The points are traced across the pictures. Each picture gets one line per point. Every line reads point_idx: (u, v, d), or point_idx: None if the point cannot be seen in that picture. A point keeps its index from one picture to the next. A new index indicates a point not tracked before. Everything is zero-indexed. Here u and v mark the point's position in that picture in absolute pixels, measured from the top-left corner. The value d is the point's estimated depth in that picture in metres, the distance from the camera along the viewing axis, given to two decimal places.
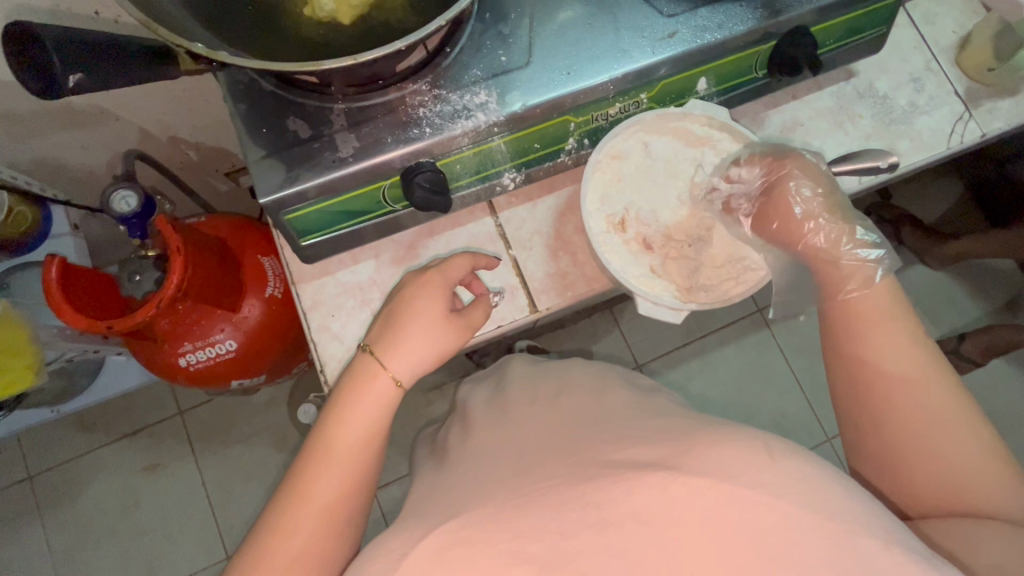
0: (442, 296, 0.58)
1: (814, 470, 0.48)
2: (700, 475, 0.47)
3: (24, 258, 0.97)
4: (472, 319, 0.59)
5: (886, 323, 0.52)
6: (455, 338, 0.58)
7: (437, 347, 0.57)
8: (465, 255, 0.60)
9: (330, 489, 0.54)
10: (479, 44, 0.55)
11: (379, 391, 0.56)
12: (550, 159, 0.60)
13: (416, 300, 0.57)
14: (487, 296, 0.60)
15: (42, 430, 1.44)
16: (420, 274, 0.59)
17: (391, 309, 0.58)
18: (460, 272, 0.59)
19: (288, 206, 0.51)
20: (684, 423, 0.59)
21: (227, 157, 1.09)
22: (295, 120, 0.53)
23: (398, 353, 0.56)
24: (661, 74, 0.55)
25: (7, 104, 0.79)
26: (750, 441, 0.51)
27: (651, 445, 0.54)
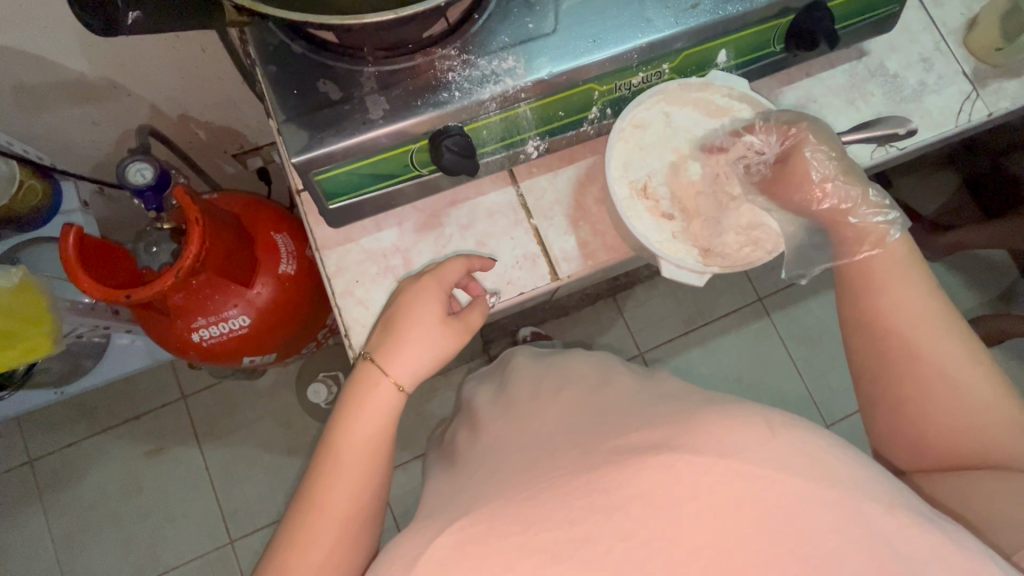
0: (439, 300, 0.58)
1: (818, 441, 0.49)
2: (700, 453, 0.47)
3: (34, 233, 0.97)
4: (469, 321, 0.60)
5: (897, 283, 0.56)
6: (453, 342, 0.59)
7: (435, 352, 0.58)
8: (460, 257, 0.60)
9: (341, 497, 0.54)
10: (507, 11, 0.56)
11: (382, 398, 0.57)
12: (573, 128, 0.61)
13: (411, 306, 0.58)
14: (484, 297, 0.61)
15: (43, 414, 1.43)
16: (415, 279, 0.60)
17: (388, 314, 0.59)
18: (455, 275, 0.60)
19: (318, 166, 0.52)
20: (697, 404, 0.59)
21: (237, 138, 1.09)
22: (325, 82, 0.53)
23: (400, 357, 0.57)
24: (679, 47, 0.56)
25: (23, 75, 0.78)
26: (751, 418, 0.51)
27: (652, 429, 0.54)
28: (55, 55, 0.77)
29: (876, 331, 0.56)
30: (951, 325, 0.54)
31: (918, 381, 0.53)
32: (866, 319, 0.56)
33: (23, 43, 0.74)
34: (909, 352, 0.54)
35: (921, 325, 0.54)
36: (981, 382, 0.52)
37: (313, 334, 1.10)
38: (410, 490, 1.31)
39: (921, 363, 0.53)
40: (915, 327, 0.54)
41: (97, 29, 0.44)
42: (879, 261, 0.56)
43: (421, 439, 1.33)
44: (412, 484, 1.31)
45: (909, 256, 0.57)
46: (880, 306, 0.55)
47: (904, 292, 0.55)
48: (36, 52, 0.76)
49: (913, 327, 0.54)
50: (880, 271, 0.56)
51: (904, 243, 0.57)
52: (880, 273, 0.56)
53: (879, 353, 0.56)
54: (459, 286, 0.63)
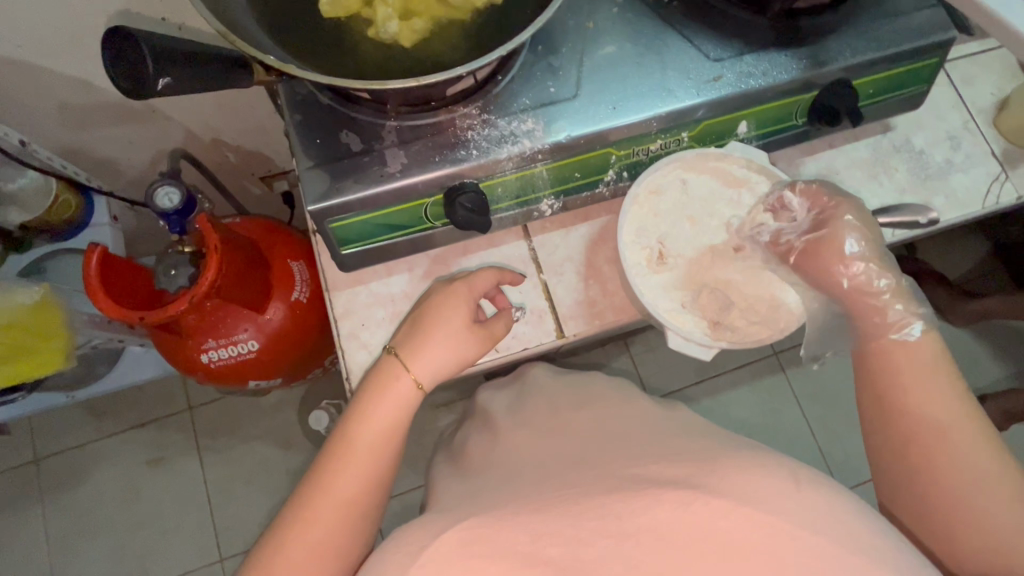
0: (467, 305, 0.58)
1: (843, 505, 0.46)
2: (721, 496, 0.45)
3: (64, 243, 1.00)
4: (494, 331, 0.60)
5: (927, 380, 0.53)
6: (476, 348, 0.58)
7: (457, 354, 0.57)
8: (491, 269, 0.61)
9: (349, 484, 0.53)
10: (529, 74, 0.57)
11: (399, 393, 0.56)
12: (588, 189, 0.62)
13: (438, 308, 0.58)
14: (509, 311, 0.61)
15: (52, 415, 1.45)
16: (446, 283, 0.60)
17: (417, 314, 0.59)
18: (485, 285, 0.60)
19: (333, 215, 0.53)
20: (711, 446, 0.57)
21: (265, 162, 1.12)
22: (348, 133, 0.54)
23: (423, 355, 0.56)
24: (698, 116, 0.57)
25: (68, 97, 0.83)
26: (778, 469, 0.48)
27: (678, 463, 0.52)
28: (97, 78, 0.81)
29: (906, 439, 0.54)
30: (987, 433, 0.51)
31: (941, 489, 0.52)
32: (881, 414, 0.55)
33: (73, 67, 0.78)
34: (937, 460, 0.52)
35: (945, 428, 0.52)
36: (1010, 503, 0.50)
37: (319, 361, 1.11)
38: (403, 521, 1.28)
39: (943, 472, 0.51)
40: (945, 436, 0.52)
41: (131, 95, 0.45)
42: (903, 359, 0.54)
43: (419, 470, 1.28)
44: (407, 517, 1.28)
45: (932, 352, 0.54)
46: (903, 404, 0.54)
47: (932, 396, 0.53)
48: (82, 76, 0.80)
49: (939, 435, 0.52)
50: (895, 364, 0.54)
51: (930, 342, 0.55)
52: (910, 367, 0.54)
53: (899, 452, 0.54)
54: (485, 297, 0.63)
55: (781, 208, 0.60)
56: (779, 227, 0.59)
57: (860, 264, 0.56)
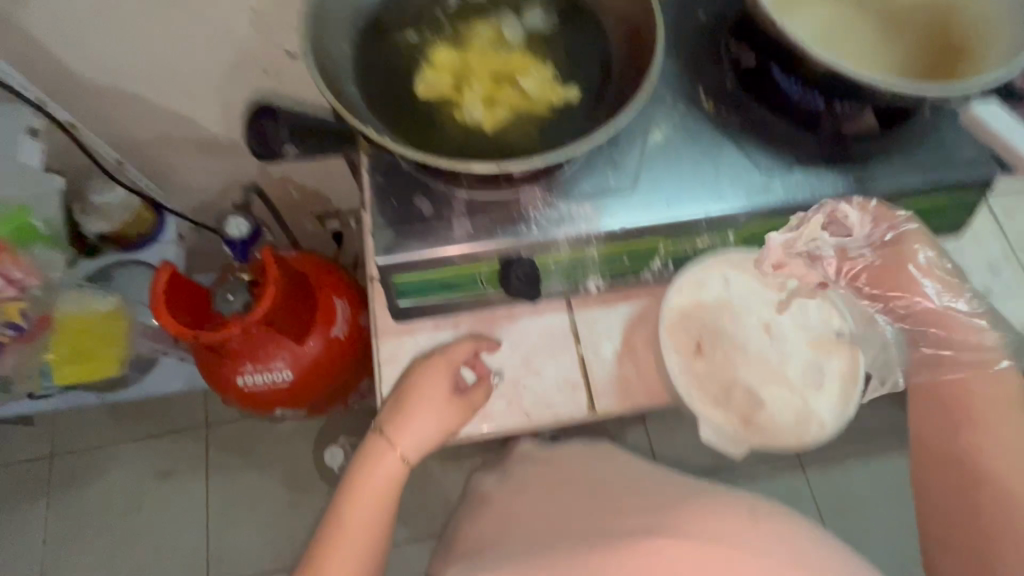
0: (446, 381, 0.62)
1: (797, 528, 0.51)
2: (686, 538, 0.50)
3: (130, 255, 1.07)
4: (473, 401, 0.63)
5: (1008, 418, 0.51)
6: (456, 419, 0.62)
7: (437, 428, 0.62)
8: (469, 340, 0.64)
9: (345, 564, 0.58)
10: (593, 164, 0.62)
11: (388, 467, 0.62)
12: (634, 274, 0.65)
13: (417, 385, 0.62)
14: (489, 379, 0.64)
15: (76, 413, 1.49)
16: (425, 357, 0.64)
17: (399, 390, 0.64)
18: (463, 355, 0.64)
19: (399, 270, 0.58)
20: (682, 488, 0.62)
21: (324, 201, 1.20)
22: (421, 199, 0.60)
23: (407, 431, 0.62)
24: (742, 221, 0.60)
25: (167, 128, 0.92)
26: (736, 505, 0.53)
27: (644, 514, 0.57)
28: (195, 114, 0.90)
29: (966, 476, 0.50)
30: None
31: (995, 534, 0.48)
32: (940, 435, 0.53)
33: (177, 103, 0.87)
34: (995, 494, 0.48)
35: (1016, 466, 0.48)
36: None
37: (343, 398, 1.13)
38: None
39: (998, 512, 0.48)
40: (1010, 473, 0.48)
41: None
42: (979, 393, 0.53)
43: (419, 525, 1.23)
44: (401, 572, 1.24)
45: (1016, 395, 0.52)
46: (973, 426, 0.51)
47: (1006, 429, 0.50)
48: (183, 112, 0.89)
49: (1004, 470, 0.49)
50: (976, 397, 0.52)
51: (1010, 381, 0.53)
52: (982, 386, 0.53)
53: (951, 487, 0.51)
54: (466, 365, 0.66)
55: (837, 220, 0.59)
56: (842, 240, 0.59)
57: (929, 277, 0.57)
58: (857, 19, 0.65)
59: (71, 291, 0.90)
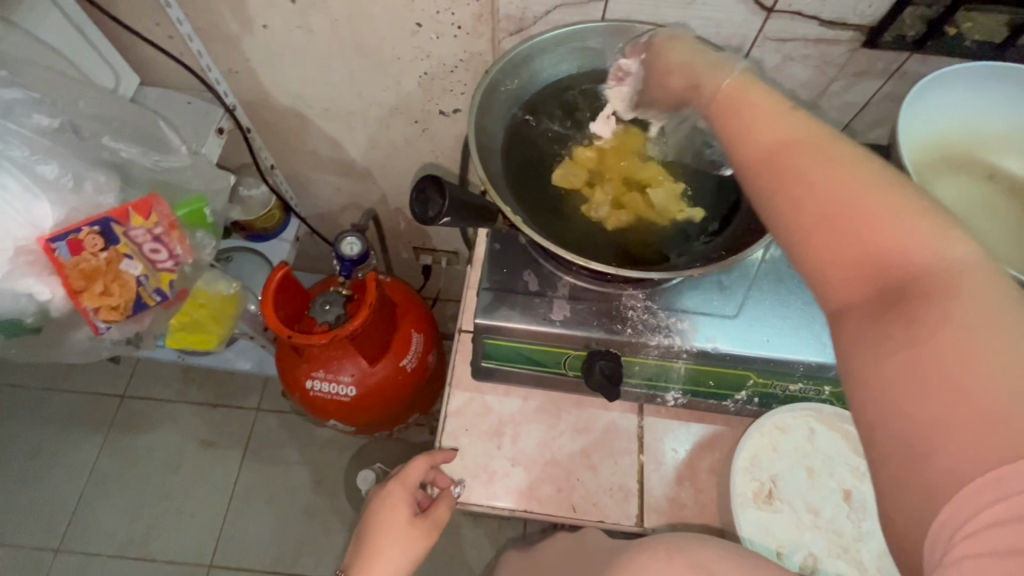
0: (403, 504, 0.60)
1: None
2: None
3: (252, 244, 1.20)
4: (438, 517, 0.60)
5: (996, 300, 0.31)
6: (423, 538, 0.59)
7: (405, 554, 0.57)
8: (421, 457, 0.62)
9: None
10: (699, 283, 0.63)
11: None
12: (715, 398, 0.64)
13: (378, 518, 0.59)
14: (450, 491, 0.61)
15: (156, 365, 1.63)
16: (382, 489, 0.62)
17: (360, 532, 0.60)
18: (419, 474, 0.61)
19: (493, 333, 0.61)
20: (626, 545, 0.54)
21: (425, 237, 1.28)
22: (530, 273, 0.63)
23: (372, 570, 0.56)
24: (832, 374, 0.59)
25: (320, 146, 1.04)
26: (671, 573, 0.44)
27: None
28: (347, 142, 1.02)
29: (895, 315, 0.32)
30: (1016, 288, 0.31)
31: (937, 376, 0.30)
32: (840, 243, 0.35)
33: (337, 130, 0.99)
34: (934, 310, 0.31)
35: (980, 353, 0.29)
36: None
37: (391, 426, 1.16)
38: None
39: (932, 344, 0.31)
40: (946, 269, 0.33)
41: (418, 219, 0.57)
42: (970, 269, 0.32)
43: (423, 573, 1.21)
44: None
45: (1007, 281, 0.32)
46: (817, 192, 0.37)
47: (915, 220, 0.34)
48: (339, 138, 1.01)
49: (940, 268, 0.33)
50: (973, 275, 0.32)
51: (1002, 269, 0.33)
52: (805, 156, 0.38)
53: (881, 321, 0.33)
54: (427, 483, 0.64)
55: None
56: None
57: None
58: (1008, 205, 0.63)
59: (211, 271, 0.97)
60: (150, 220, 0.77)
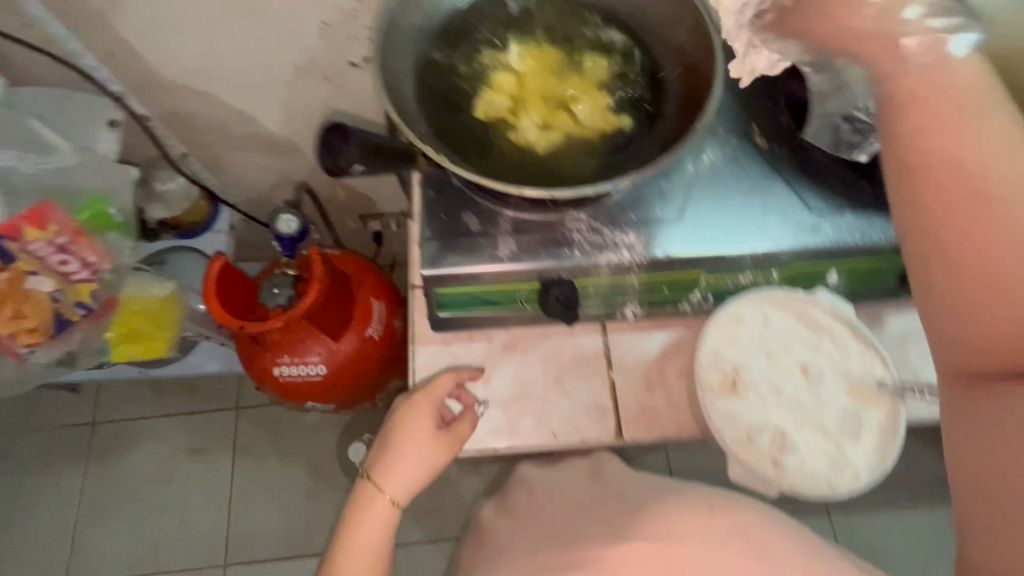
0: (430, 413, 0.62)
1: (747, 521, 0.58)
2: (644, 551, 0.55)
3: (183, 241, 1.13)
4: (459, 433, 0.62)
5: None
6: (443, 453, 0.62)
7: (427, 464, 0.61)
8: (449, 372, 0.64)
9: None
10: (640, 192, 0.62)
11: (378, 515, 0.59)
12: (672, 303, 0.65)
13: (403, 422, 0.62)
14: (474, 410, 0.64)
15: (119, 385, 1.57)
16: (407, 396, 0.64)
17: (385, 432, 0.63)
18: (444, 390, 0.63)
19: (444, 282, 0.60)
20: (654, 493, 0.64)
21: (367, 203, 1.23)
22: (469, 214, 0.61)
23: (394, 474, 0.60)
24: (784, 259, 0.60)
25: (231, 124, 0.96)
26: (692, 502, 0.60)
27: (608, 529, 0.60)
28: (259, 114, 0.94)
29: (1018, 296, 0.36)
30: None
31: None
32: (972, 281, 0.38)
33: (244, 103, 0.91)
34: None
35: None
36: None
37: (372, 395, 1.16)
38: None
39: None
40: None
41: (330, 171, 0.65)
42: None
43: (432, 527, 1.25)
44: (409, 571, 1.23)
45: None
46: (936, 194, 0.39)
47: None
48: (249, 110, 0.93)
49: None
50: None
51: None
52: (937, 107, 0.39)
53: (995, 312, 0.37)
54: (451, 396, 0.65)
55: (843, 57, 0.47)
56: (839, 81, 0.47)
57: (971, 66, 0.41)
58: None
59: (143, 274, 0.94)
60: (46, 230, 0.74)
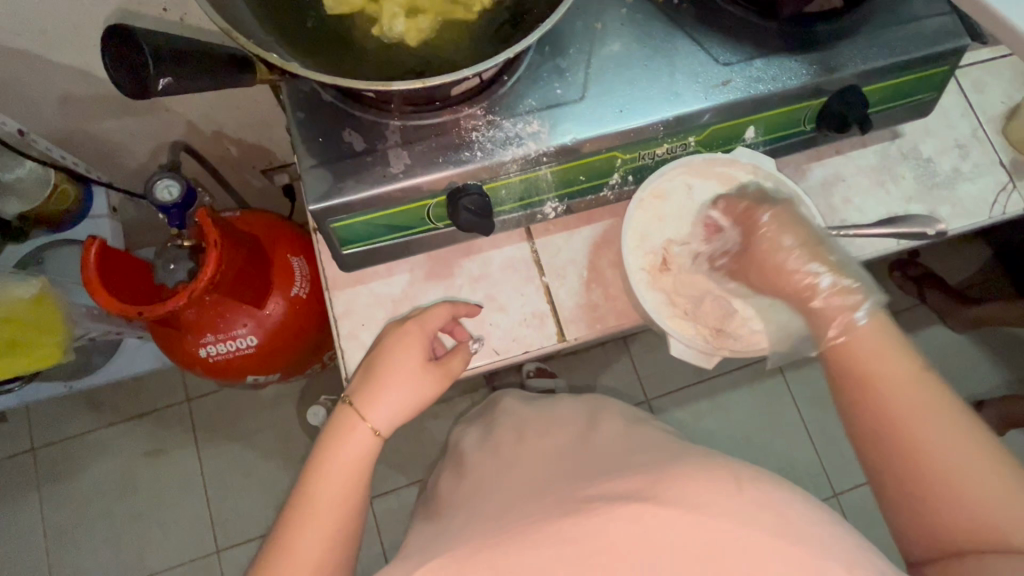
0: (421, 345, 0.57)
1: (783, 496, 0.53)
2: (669, 506, 0.52)
3: (62, 234, 1.00)
4: (451, 368, 0.58)
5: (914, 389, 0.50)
6: (433, 386, 0.57)
7: (417, 397, 0.57)
8: (444, 304, 0.59)
9: (313, 549, 0.53)
10: (536, 75, 0.56)
11: (360, 443, 0.56)
12: (592, 192, 0.61)
13: (390, 353, 0.57)
14: (467, 345, 0.60)
15: (50, 405, 1.45)
16: (399, 324, 0.59)
17: (371, 359, 0.58)
18: (438, 322, 0.59)
19: (336, 214, 0.53)
20: (662, 455, 0.63)
21: (266, 155, 1.10)
22: (350, 132, 0.54)
23: (381, 405, 0.56)
24: (706, 120, 0.56)
25: (68, 87, 0.80)
26: (718, 472, 0.55)
27: (625, 478, 0.58)
28: (98, 72, 0.79)
29: (823, 352, 0.55)
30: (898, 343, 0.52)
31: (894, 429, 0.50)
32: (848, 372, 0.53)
33: (73, 59, 0.75)
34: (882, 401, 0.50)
35: (922, 424, 0.49)
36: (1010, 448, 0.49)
37: (318, 357, 1.10)
38: (400, 522, 1.24)
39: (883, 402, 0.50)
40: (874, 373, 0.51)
41: (129, 93, 0.45)
42: (862, 351, 0.52)
43: (414, 468, 1.27)
44: (400, 514, 1.25)
45: (886, 343, 0.52)
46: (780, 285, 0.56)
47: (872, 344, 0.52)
48: (82, 67, 0.77)
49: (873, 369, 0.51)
50: (863, 355, 0.52)
51: (879, 324, 0.53)
52: (765, 257, 0.56)
53: (835, 361, 0.54)
54: (442, 330, 0.62)
55: (714, 226, 0.60)
56: (709, 252, 0.60)
57: (813, 264, 0.55)
58: None
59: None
60: None
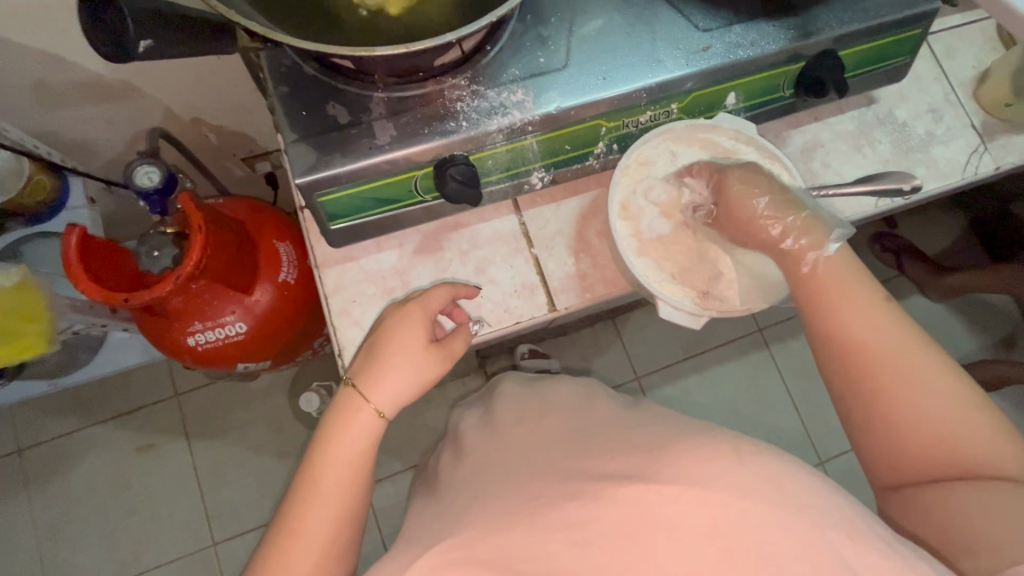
0: (424, 326, 0.57)
1: (783, 468, 0.48)
2: (672, 482, 0.48)
3: (41, 227, 0.98)
4: (453, 349, 0.58)
5: (874, 313, 0.53)
6: (436, 368, 0.57)
7: (417, 378, 0.56)
8: (445, 286, 0.59)
9: (318, 529, 0.52)
10: (519, 44, 0.56)
11: (362, 424, 0.55)
12: (578, 162, 0.62)
13: (392, 333, 0.56)
14: (467, 326, 0.60)
15: (35, 405, 1.42)
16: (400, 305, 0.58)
17: (372, 340, 0.57)
18: (439, 303, 0.58)
19: (323, 187, 0.52)
20: (668, 433, 0.58)
21: (246, 142, 1.08)
22: (334, 105, 0.54)
23: (383, 385, 0.55)
24: (689, 88, 0.57)
25: (40, 74, 0.78)
26: (717, 445, 0.51)
27: (628, 455, 0.55)
28: (70, 56, 0.77)
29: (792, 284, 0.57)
30: (858, 280, 0.55)
31: (863, 361, 0.52)
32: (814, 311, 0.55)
33: (43, 43, 0.73)
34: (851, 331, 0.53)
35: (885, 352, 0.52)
36: (954, 362, 0.53)
37: (310, 343, 1.10)
38: (396, 506, 1.25)
39: (842, 330, 0.53)
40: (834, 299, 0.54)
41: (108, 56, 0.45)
42: (828, 276, 0.55)
43: (409, 453, 1.27)
44: (396, 499, 1.26)
45: (850, 270, 0.55)
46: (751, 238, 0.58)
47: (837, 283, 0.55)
48: (52, 52, 0.75)
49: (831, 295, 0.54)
50: (823, 285, 0.55)
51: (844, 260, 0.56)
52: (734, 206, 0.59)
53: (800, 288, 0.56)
54: (442, 313, 0.62)
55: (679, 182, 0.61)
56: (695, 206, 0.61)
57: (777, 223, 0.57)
58: None
59: None
60: None
